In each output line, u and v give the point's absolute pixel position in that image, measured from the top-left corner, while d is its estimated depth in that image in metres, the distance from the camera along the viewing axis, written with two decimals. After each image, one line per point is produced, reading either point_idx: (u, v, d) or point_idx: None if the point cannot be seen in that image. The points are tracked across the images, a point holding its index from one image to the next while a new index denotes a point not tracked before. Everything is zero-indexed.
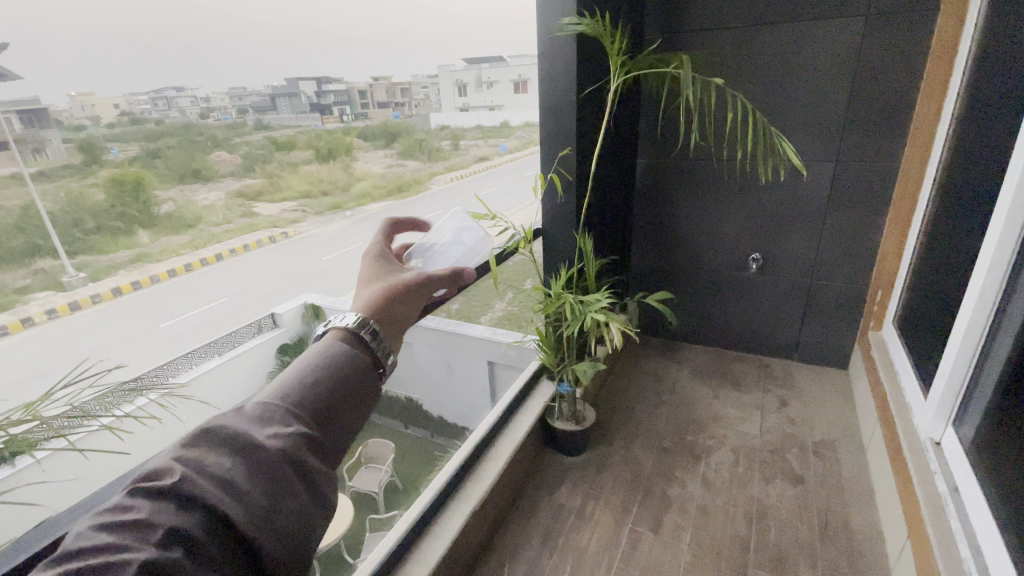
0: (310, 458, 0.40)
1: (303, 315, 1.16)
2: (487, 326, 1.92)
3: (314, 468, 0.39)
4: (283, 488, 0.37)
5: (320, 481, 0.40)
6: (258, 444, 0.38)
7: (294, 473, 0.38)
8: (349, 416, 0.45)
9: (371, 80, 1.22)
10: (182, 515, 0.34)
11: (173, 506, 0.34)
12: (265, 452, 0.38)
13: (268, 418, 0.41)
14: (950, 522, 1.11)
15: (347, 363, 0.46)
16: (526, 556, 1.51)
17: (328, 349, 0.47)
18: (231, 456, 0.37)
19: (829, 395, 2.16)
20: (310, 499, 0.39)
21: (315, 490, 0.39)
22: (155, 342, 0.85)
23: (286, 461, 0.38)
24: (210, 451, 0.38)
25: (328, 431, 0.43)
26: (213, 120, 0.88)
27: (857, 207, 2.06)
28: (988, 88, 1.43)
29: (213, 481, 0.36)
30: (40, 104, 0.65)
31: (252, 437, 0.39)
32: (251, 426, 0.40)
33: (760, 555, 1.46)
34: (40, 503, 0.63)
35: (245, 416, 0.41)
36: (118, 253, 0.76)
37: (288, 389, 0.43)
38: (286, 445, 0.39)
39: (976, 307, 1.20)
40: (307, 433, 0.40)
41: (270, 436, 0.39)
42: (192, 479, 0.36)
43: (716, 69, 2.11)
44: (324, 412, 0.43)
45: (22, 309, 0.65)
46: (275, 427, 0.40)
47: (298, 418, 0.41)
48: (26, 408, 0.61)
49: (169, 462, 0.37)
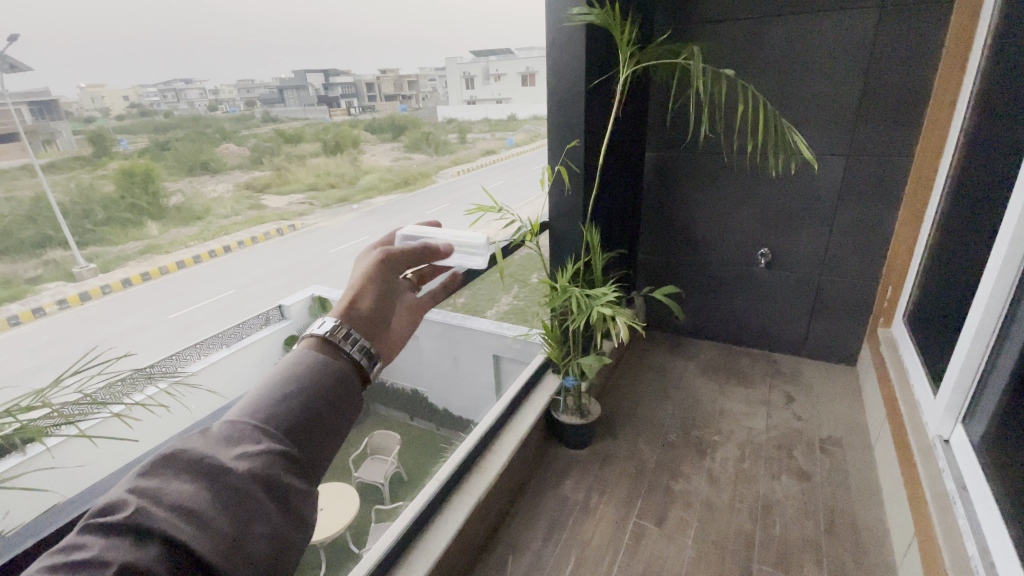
0: (286, 476, 0.35)
1: (310, 308, 1.16)
2: (492, 320, 1.93)
3: (292, 487, 0.35)
4: (253, 513, 0.33)
5: (299, 501, 0.35)
6: (224, 467, 0.34)
7: (267, 495, 0.34)
8: (329, 431, 0.39)
9: (378, 72, 1.22)
10: (136, 550, 0.29)
11: (129, 541, 0.29)
12: (231, 474, 0.33)
13: (235, 436, 0.36)
14: (958, 520, 1.10)
15: (321, 374, 0.41)
16: (531, 547, 1.52)
17: (300, 361, 0.41)
18: (195, 482, 0.33)
19: (837, 391, 2.15)
20: (290, 522, 0.34)
21: (293, 512, 0.35)
22: (164, 333, 0.86)
23: (256, 483, 0.34)
24: (171, 477, 0.33)
25: (306, 447, 0.38)
26: (222, 112, 0.89)
27: (869, 201, 2.04)
28: (1005, 80, 1.41)
29: (174, 509, 0.32)
30: (49, 95, 0.65)
31: (218, 458, 0.34)
32: (217, 448, 0.35)
33: (765, 550, 1.46)
34: (51, 488, 0.63)
35: (210, 436, 0.36)
36: (128, 244, 0.77)
37: (256, 406, 0.38)
38: (255, 465, 0.34)
39: (988, 304, 1.19)
40: (281, 451, 0.36)
41: (236, 458, 0.35)
42: (149, 510, 0.31)
43: (727, 61, 2.08)
44: (299, 428, 0.38)
45: (33, 299, 0.66)
46: (244, 445, 0.35)
47: (269, 435, 0.37)
48: (37, 394, 0.61)
49: (124, 492, 0.32)
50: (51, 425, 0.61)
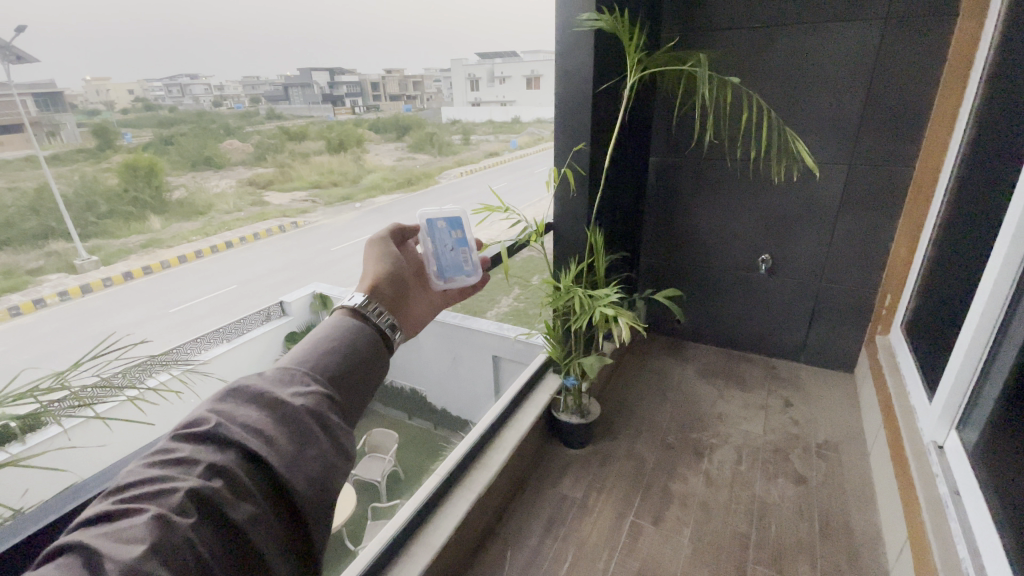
0: (332, 414, 0.42)
1: (311, 305, 1.23)
2: (493, 321, 1.96)
3: (335, 424, 0.41)
4: (308, 437, 0.39)
5: (342, 436, 0.41)
6: (284, 400, 0.40)
7: (317, 426, 0.40)
8: (362, 383, 0.46)
9: (383, 72, 1.23)
10: (221, 453, 0.36)
11: (210, 447, 0.37)
12: (289, 406, 0.40)
13: (289, 379, 0.42)
14: (950, 524, 1.11)
15: (359, 335, 0.48)
16: (528, 544, 1.53)
17: (340, 323, 0.49)
18: (258, 409, 0.40)
19: (835, 397, 2.16)
20: (333, 450, 0.40)
21: (338, 442, 0.41)
22: (167, 326, 0.89)
23: (310, 415, 0.40)
24: (238, 405, 0.40)
25: (345, 393, 0.44)
26: (226, 109, 0.90)
27: (869, 210, 2.06)
28: (1006, 92, 1.42)
29: (244, 428, 0.38)
30: (56, 88, 0.66)
31: (277, 393, 0.41)
32: (274, 386, 0.42)
33: (760, 551, 1.48)
34: (66, 469, 0.64)
35: (266, 377, 0.42)
36: (130, 238, 0.77)
37: (305, 356, 0.45)
38: (309, 401, 0.41)
39: (983, 314, 1.20)
40: (327, 394, 0.42)
41: (291, 395, 0.41)
42: (224, 425, 0.38)
43: (731, 68, 2.11)
44: (341, 377, 0.45)
45: (34, 291, 0.67)
46: (296, 386, 0.42)
47: (317, 381, 0.43)
48: (56, 376, 0.62)
49: (205, 411, 0.39)
50: (66, 409, 0.62)
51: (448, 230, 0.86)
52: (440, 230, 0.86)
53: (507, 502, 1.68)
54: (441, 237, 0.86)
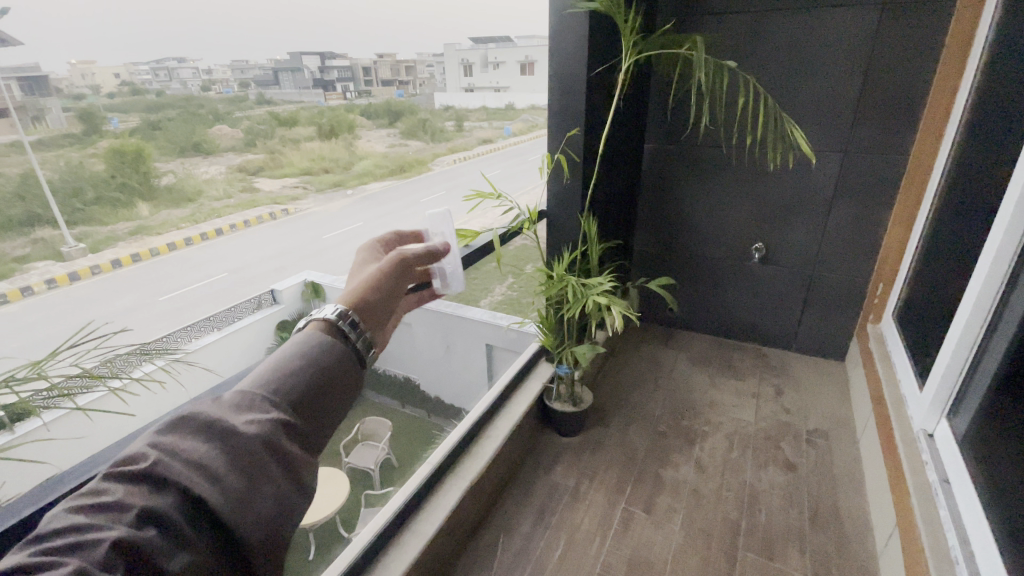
0: (291, 445, 0.36)
1: (303, 293, 1.17)
2: (486, 309, 1.95)
3: (293, 455, 0.36)
4: (260, 472, 0.34)
5: (301, 468, 0.36)
6: (235, 430, 0.35)
7: (272, 458, 0.35)
8: (331, 412, 0.41)
9: (375, 57, 1.20)
10: (155, 498, 0.32)
11: (148, 489, 0.32)
12: (239, 436, 0.35)
13: (246, 405, 0.37)
14: (940, 511, 1.12)
15: (330, 354, 0.42)
16: (521, 531, 1.54)
17: (309, 339, 0.42)
18: (207, 441, 0.35)
19: (825, 385, 2.18)
20: (292, 485, 0.35)
21: (297, 477, 0.36)
22: (156, 315, 0.86)
23: (265, 447, 0.35)
24: (186, 436, 0.35)
25: (311, 422, 0.39)
26: (215, 93, 0.88)
27: (864, 198, 2.06)
28: (1003, 80, 1.41)
29: (190, 464, 0.34)
30: (40, 71, 0.63)
31: (229, 421, 0.36)
32: (227, 413, 0.37)
33: (750, 537, 1.49)
34: (46, 460, 0.63)
35: (221, 402, 0.38)
36: (118, 225, 0.76)
37: (266, 379, 0.39)
38: (263, 430, 0.35)
39: (976, 304, 1.21)
40: (287, 421, 0.37)
41: (245, 422, 0.36)
42: (166, 462, 0.33)
43: (728, 53, 2.09)
44: (305, 404, 0.39)
45: (21, 278, 0.65)
46: (252, 413, 0.37)
47: (277, 406, 0.38)
48: (33, 365, 0.59)
49: (145, 447, 0.35)
50: (42, 400, 0.60)
51: None
52: None
53: (500, 490, 1.68)
54: None
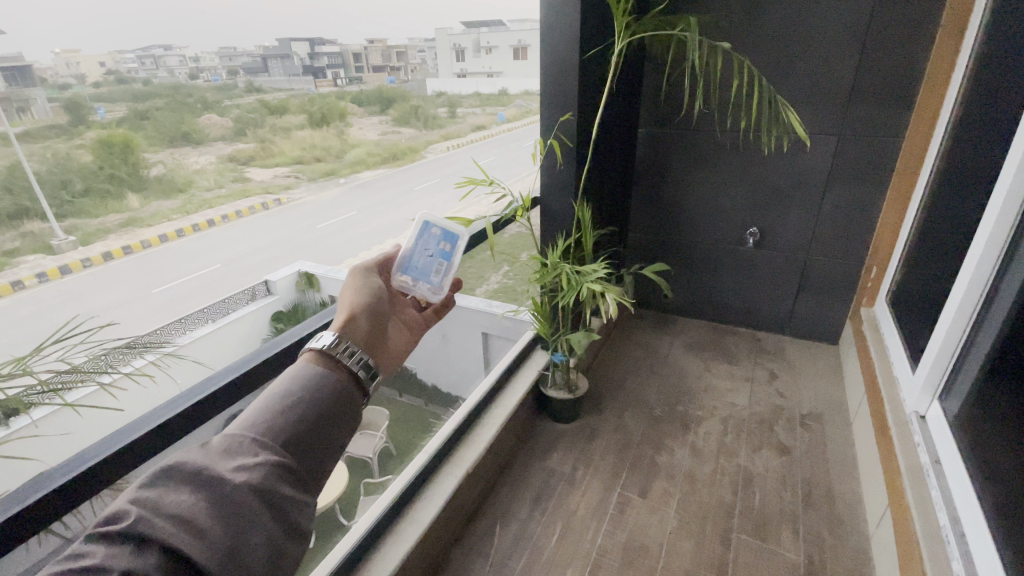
0: (279, 487, 0.41)
1: (297, 283, 1.20)
2: (482, 298, 1.88)
3: (282, 497, 0.41)
4: (249, 520, 0.39)
5: (288, 510, 0.41)
6: (224, 479, 0.40)
7: (261, 504, 0.40)
8: (326, 442, 0.47)
9: (366, 42, 1.17)
10: (138, 557, 0.34)
11: (129, 549, 0.35)
12: (228, 485, 0.39)
13: (234, 449, 0.42)
14: (930, 491, 1.14)
15: (321, 391, 0.49)
16: (517, 517, 1.55)
17: (300, 377, 0.49)
18: (192, 492, 0.39)
19: (819, 369, 2.19)
20: (278, 527, 0.40)
21: (285, 518, 0.41)
22: (151, 308, 0.85)
23: (254, 492, 0.40)
24: (169, 488, 0.39)
25: (303, 457, 0.45)
26: (203, 81, 0.85)
27: (859, 181, 2.05)
28: (998, 60, 1.40)
29: (173, 519, 0.37)
30: (23, 61, 0.62)
31: (216, 470, 0.40)
32: (216, 461, 0.41)
33: (744, 520, 1.51)
34: (32, 457, 0.65)
35: (209, 450, 0.42)
36: (108, 217, 0.74)
37: (258, 422, 0.45)
38: (253, 477, 0.40)
39: (971, 284, 1.20)
40: (278, 463, 0.42)
41: (234, 470, 0.41)
42: (148, 519, 0.36)
43: (723, 35, 2.06)
44: (297, 441, 0.45)
45: (11, 272, 0.63)
46: (241, 458, 0.42)
47: (266, 448, 0.43)
48: (19, 360, 0.62)
49: (124, 504, 0.37)
50: (33, 397, 0.63)
51: (437, 239, 0.84)
52: (431, 236, 0.84)
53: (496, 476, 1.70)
54: (428, 242, 0.84)
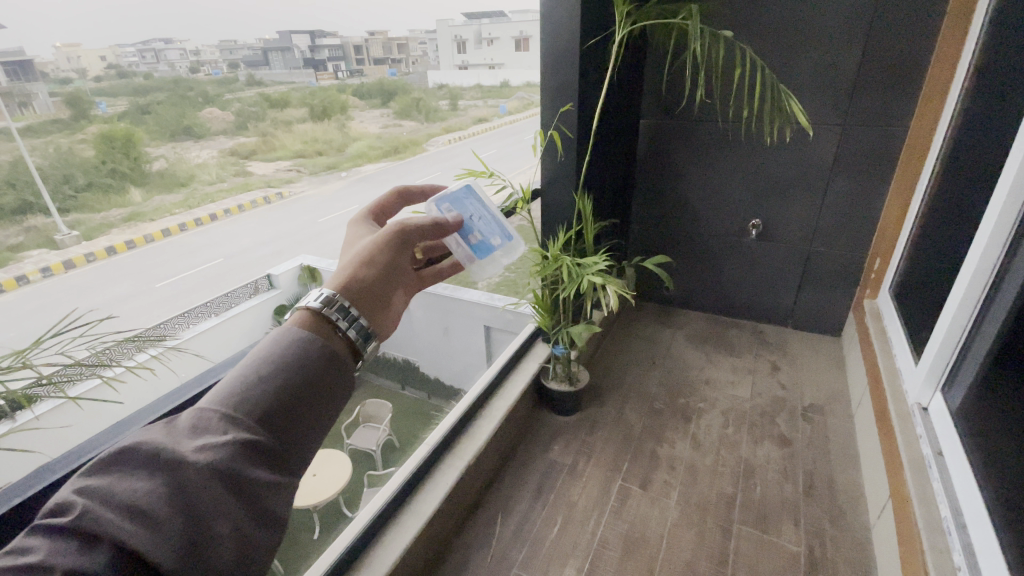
0: (248, 468, 0.36)
1: (299, 277, 1.19)
2: (482, 291, 2.00)
3: (253, 479, 0.36)
4: (212, 509, 0.34)
5: (261, 494, 0.37)
6: (184, 461, 0.35)
7: (224, 488, 0.35)
8: (313, 414, 0.41)
9: (366, 35, 1.16)
10: (82, 556, 0.30)
11: (75, 545, 0.31)
12: (188, 469, 0.35)
13: (201, 427, 0.38)
14: (932, 483, 1.14)
15: (307, 356, 0.43)
16: (519, 509, 1.56)
17: (284, 336, 0.43)
18: (150, 478, 0.34)
19: (821, 361, 2.19)
20: (249, 513, 0.36)
21: (257, 506, 0.37)
22: (155, 301, 0.87)
23: (213, 476, 0.35)
24: (123, 475, 0.35)
25: (281, 436, 0.40)
26: (204, 75, 0.85)
27: (863, 172, 2.03)
28: (1005, 49, 1.37)
29: (125, 511, 0.33)
30: (23, 55, 0.62)
31: (177, 450, 0.36)
32: (181, 439, 0.37)
33: (745, 511, 1.52)
34: (35, 449, 0.63)
35: (175, 430, 0.38)
36: (111, 211, 0.75)
37: (230, 394, 0.40)
38: (215, 458, 0.36)
39: (974, 276, 1.19)
40: (249, 439, 0.38)
41: (197, 450, 0.36)
42: (95, 512, 0.32)
43: (725, 24, 2.04)
44: (273, 417, 0.40)
45: (16, 267, 0.64)
46: (207, 437, 0.37)
47: (236, 423, 0.38)
48: (18, 354, 0.56)
49: (71, 495, 0.33)
50: (38, 391, 0.57)
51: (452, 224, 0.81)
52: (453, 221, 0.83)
53: (498, 469, 1.70)
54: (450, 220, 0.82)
